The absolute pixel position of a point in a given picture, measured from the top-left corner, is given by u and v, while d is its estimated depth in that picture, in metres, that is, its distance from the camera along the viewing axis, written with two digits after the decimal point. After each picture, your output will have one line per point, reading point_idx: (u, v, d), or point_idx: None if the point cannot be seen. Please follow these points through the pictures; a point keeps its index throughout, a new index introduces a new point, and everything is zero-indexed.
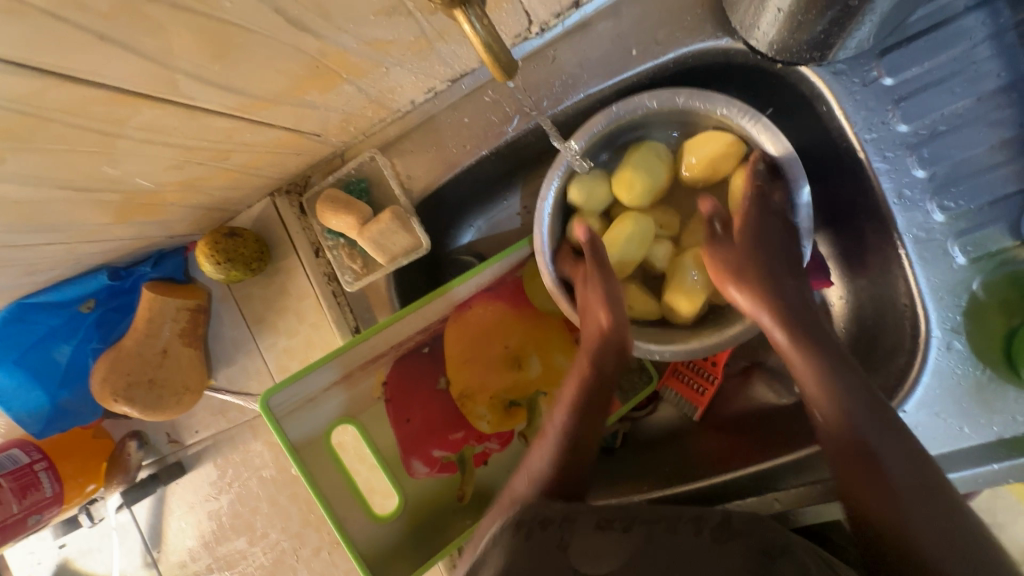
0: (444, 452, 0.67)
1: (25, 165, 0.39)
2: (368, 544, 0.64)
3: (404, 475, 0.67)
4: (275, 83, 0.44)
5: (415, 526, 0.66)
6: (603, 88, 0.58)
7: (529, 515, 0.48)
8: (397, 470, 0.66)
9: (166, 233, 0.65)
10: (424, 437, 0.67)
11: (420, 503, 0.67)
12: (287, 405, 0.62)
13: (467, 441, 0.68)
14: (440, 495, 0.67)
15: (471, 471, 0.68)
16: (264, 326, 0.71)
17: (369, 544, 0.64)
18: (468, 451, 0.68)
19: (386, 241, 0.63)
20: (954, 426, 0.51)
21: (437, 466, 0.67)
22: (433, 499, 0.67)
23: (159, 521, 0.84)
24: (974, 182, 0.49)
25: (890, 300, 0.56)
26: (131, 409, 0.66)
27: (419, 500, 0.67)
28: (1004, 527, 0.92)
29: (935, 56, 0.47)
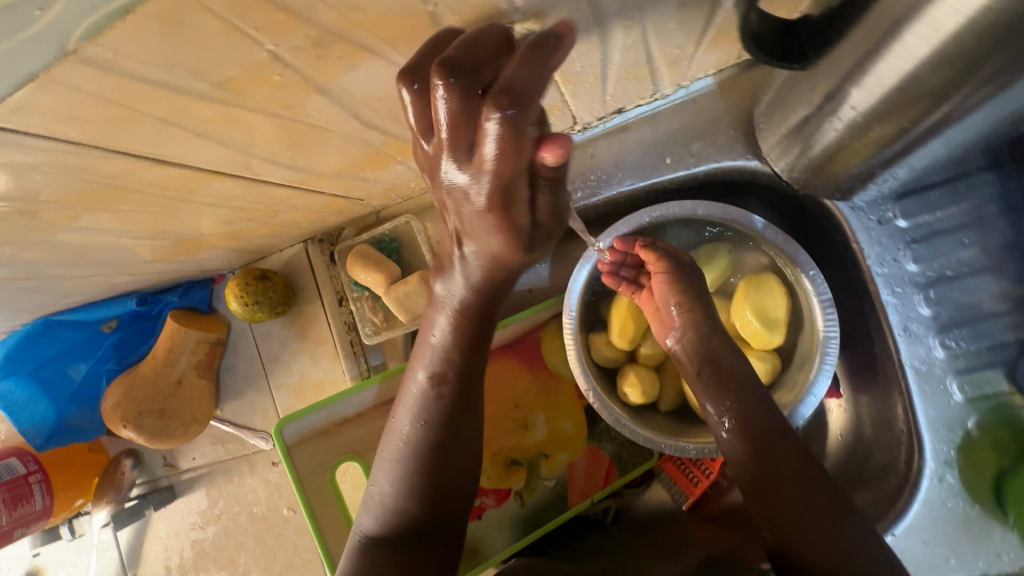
0: None
1: (96, 220, 0.42)
2: None
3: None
4: (336, 163, 0.46)
5: None
6: (635, 186, 0.62)
7: None
8: None
9: (199, 268, 0.67)
10: None
11: None
12: (299, 435, 0.64)
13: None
14: None
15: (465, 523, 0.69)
16: (278, 364, 0.73)
17: None
18: None
19: (410, 302, 0.65)
20: (940, 556, 0.53)
21: None
22: None
23: (141, 543, 0.83)
24: (975, 326, 0.52)
25: None
26: (137, 435, 0.66)
27: None
28: None
29: (947, 206, 0.51)
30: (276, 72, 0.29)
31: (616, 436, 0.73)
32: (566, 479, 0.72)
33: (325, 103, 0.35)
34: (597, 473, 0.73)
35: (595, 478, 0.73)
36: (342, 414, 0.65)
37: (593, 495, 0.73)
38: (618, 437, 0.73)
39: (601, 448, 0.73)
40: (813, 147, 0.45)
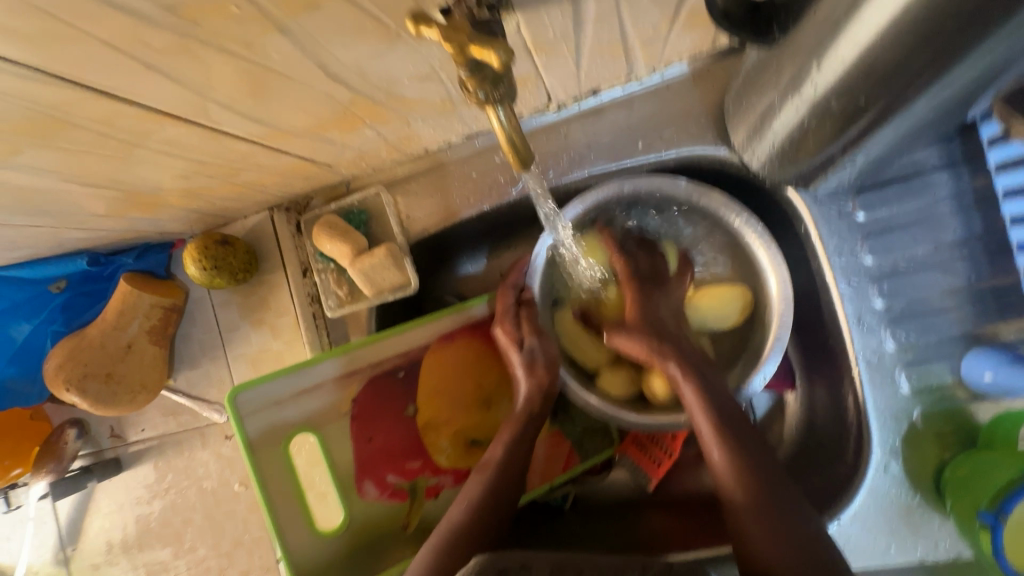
0: (399, 479, 0.66)
1: (38, 160, 0.40)
2: (303, 560, 0.63)
3: (354, 495, 0.65)
4: (301, 119, 0.45)
5: (355, 546, 0.65)
6: (607, 170, 0.62)
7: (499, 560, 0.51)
8: (348, 489, 0.65)
9: (157, 229, 0.64)
10: (381, 461, 0.66)
11: (364, 527, 0.65)
12: (254, 403, 0.62)
13: (423, 472, 0.67)
14: (385, 521, 0.66)
15: (420, 503, 0.66)
16: (236, 334, 0.71)
17: (305, 559, 0.63)
18: (421, 481, 0.67)
19: (375, 275, 0.64)
20: (882, 543, 0.54)
21: (389, 491, 0.66)
22: (378, 524, 0.66)
23: (81, 517, 0.80)
24: (924, 320, 0.53)
25: (837, 412, 0.59)
26: (80, 400, 0.63)
27: (364, 523, 0.65)
28: None
29: (901, 203, 0.52)
30: (233, 2, 0.29)
31: (578, 423, 0.74)
32: (525, 462, 0.71)
33: (286, 47, 0.34)
34: (557, 456, 0.72)
35: (554, 461, 0.72)
36: (299, 384, 0.63)
37: (553, 479, 0.72)
38: (579, 424, 0.74)
39: (563, 431, 0.73)
40: (777, 133, 0.46)
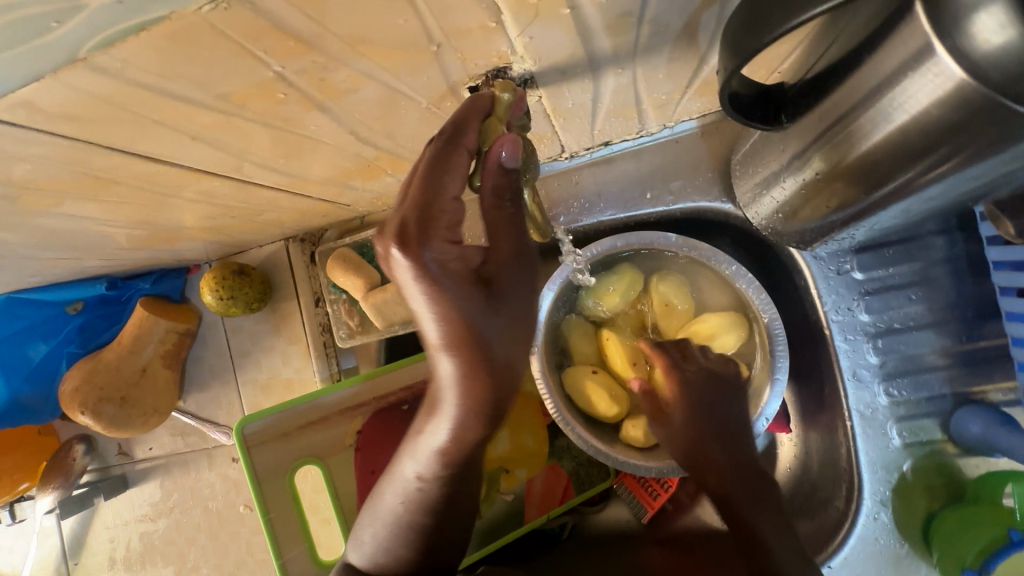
0: None
1: (76, 208, 0.41)
2: None
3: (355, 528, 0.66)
4: (327, 171, 0.47)
5: None
6: (616, 218, 0.64)
7: None
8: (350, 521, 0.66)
9: (176, 258, 0.66)
10: None
11: None
12: (262, 433, 0.64)
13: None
14: None
15: None
16: (247, 359, 0.73)
17: None
18: None
19: (387, 310, 0.66)
20: None
21: None
22: None
23: (85, 531, 0.81)
24: (916, 377, 0.55)
25: None
26: (94, 422, 0.65)
27: None
28: None
29: (897, 265, 0.55)
30: (280, 90, 0.31)
31: (575, 454, 0.75)
32: (523, 494, 0.74)
33: (323, 119, 0.36)
34: (555, 486, 0.74)
35: (552, 493, 0.75)
36: (306, 415, 0.65)
37: (550, 512, 0.74)
38: (576, 455, 0.75)
39: (560, 463, 0.75)
40: (781, 199, 0.48)
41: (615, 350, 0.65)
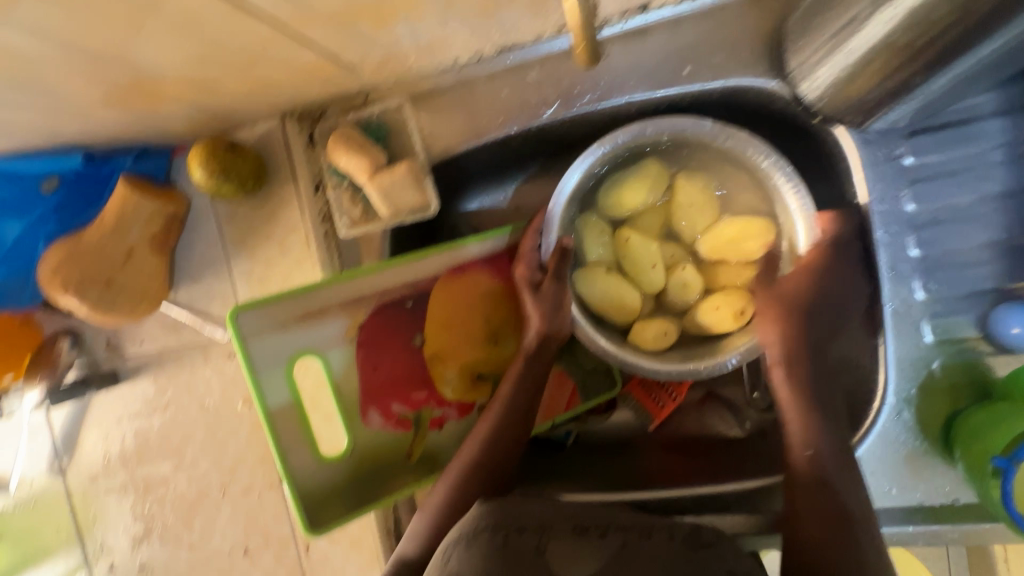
0: (404, 409, 0.66)
1: (37, 16, 0.35)
2: (307, 483, 0.62)
3: (358, 424, 0.64)
4: (333, 2, 0.41)
5: (356, 473, 0.65)
6: (647, 98, 0.58)
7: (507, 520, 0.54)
8: (352, 417, 0.64)
9: (160, 130, 0.60)
10: (386, 390, 0.65)
11: (368, 454, 0.65)
12: (256, 324, 0.60)
13: (428, 403, 0.66)
14: (389, 450, 0.65)
15: (424, 434, 0.66)
16: (242, 250, 0.68)
17: (309, 482, 0.63)
18: (426, 413, 0.66)
19: (394, 195, 0.61)
20: (884, 486, 0.56)
21: (393, 420, 0.65)
22: (381, 452, 0.65)
23: (76, 428, 0.79)
24: (957, 272, 0.52)
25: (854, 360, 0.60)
26: (80, 304, 0.60)
27: (368, 451, 0.65)
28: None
29: (953, 148, 0.50)
30: None
31: (582, 363, 0.73)
32: None
33: None
34: (560, 396, 0.72)
35: (557, 401, 0.73)
36: (304, 307, 0.61)
37: (556, 418, 0.72)
38: (583, 364, 0.73)
39: (568, 370, 0.73)
40: (851, 54, 0.44)
41: (634, 250, 0.60)
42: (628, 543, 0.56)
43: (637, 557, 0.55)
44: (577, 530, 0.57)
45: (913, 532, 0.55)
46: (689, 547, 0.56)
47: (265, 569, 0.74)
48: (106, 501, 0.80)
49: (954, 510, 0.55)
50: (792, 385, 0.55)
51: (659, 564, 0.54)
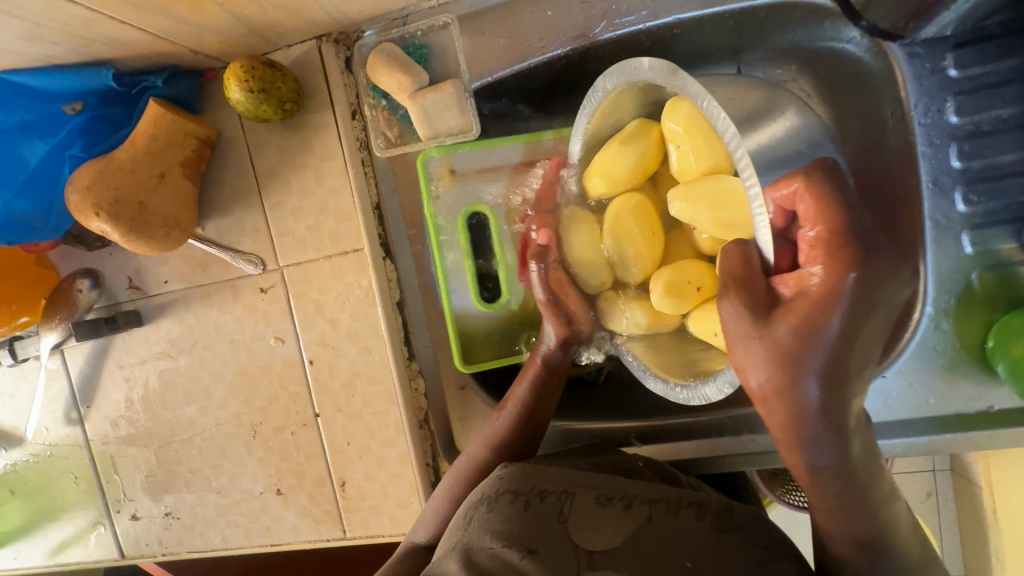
0: None
1: None
2: (466, 319, 0.69)
3: (514, 278, 0.69)
4: None
5: (513, 323, 0.71)
6: (694, 18, 0.59)
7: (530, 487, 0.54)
8: (510, 273, 0.69)
9: (195, 46, 0.58)
10: None
11: (524, 309, 0.71)
12: (439, 172, 0.67)
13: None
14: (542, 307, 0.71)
15: None
16: (275, 180, 0.66)
17: (469, 321, 0.70)
18: None
19: (434, 116, 0.61)
20: (922, 396, 0.58)
21: None
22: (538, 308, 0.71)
23: (94, 375, 0.76)
24: (998, 183, 0.54)
25: None
26: (111, 229, 0.58)
27: (524, 304, 0.70)
28: None
29: (997, 60, 0.52)
30: None
31: None
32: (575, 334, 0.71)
33: None
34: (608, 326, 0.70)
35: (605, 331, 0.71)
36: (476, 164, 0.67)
37: None
38: None
39: None
40: None
41: (621, 220, 0.58)
42: (654, 516, 0.53)
43: (663, 532, 0.51)
44: (600, 500, 0.54)
45: (951, 438, 0.58)
46: (722, 529, 0.52)
47: (299, 510, 0.73)
48: (128, 449, 0.77)
49: (988, 417, 0.57)
50: (777, 423, 0.45)
51: (688, 541, 0.50)
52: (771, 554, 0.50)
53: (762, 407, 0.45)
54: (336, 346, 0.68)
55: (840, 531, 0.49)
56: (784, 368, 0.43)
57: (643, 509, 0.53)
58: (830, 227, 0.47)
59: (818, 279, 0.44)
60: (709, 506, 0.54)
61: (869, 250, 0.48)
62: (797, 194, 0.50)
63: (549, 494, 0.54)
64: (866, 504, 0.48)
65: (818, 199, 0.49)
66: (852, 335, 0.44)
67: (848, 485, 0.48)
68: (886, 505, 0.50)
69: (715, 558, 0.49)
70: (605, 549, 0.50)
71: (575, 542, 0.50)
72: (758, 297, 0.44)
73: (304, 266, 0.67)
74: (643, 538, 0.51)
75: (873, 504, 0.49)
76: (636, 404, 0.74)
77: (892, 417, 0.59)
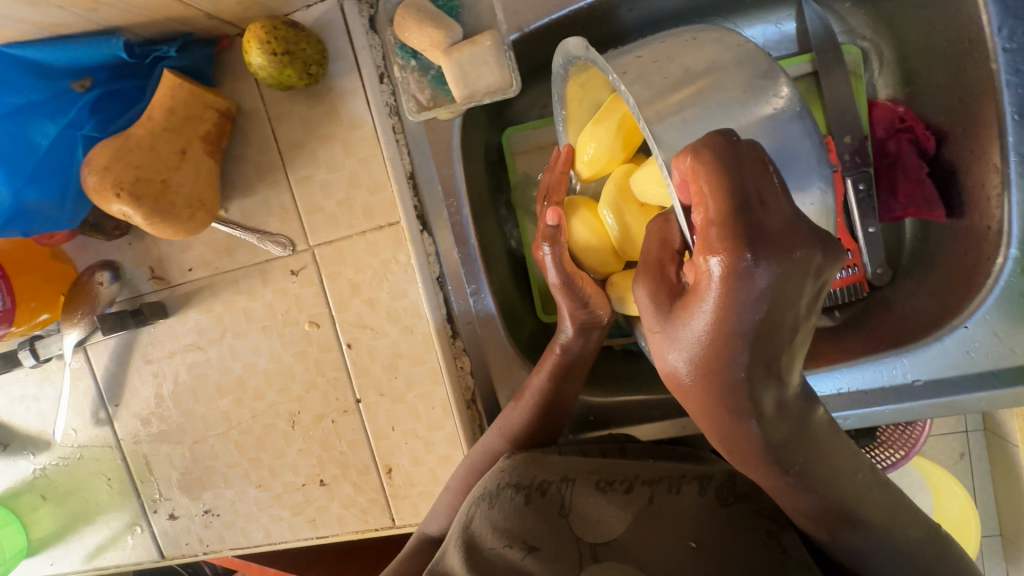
0: None
1: None
2: (545, 275, 0.74)
3: None
4: None
5: None
6: None
7: (529, 480, 0.56)
8: None
9: (210, 9, 0.53)
10: None
11: None
12: (525, 144, 0.72)
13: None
14: None
15: None
16: (300, 153, 0.62)
17: (546, 277, 0.74)
18: None
19: (471, 72, 0.56)
20: (1006, 344, 0.54)
21: None
22: None
23: (121, 371, 0.73)
24: None
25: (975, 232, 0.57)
26: (133, 212, 0.54)
27: None
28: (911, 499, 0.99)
29: None
30: None
31: None
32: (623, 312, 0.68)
33: None
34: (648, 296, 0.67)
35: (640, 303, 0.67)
36: (558, 133, 0.72)
37: None
38: None
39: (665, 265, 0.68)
40: None
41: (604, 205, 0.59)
42: (656, 497, 0.55)
43: (664, 510, 0.54)
44: (600, 486, 0.56)
45: None
46: (724, 501, 0.54)
47: (345, 500, 0.70)
48: (161, 447, 0.74)
49: None
50: (704, 421, 0.38)
51: (689, 520, 0.53)
52: (778, 524, 0.52)
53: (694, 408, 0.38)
54: (374, 327, 0.65)
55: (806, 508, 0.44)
56: (701, 373, 0.35)
57: (644, 492, 0.55)
58: (733, 202, 0.30)
59: (715, 279, 0.31)
60: (711, 479, 0.56)
61: (763, 220, 0.30)
62: (688, 176, 0.33)
63: (549, 485, 0.56)
64: (828, 484, 0.42)
65: (710, 172, 0.31)
66: (760, 343, 0.32)
67: (811, 465, 0.40)
68: (856, 481, 0.44)
69: (720, 538, 0.51)
70: (609, 539, 0.52)
71: (580, 534, 0.53)
72: (674, 288, 0.37)
73: (337, 244, 0.64)
74: (645, 523, 0.53)
75: (832, 473, 0.42)
76: None
77: (975, 369, 0.56)
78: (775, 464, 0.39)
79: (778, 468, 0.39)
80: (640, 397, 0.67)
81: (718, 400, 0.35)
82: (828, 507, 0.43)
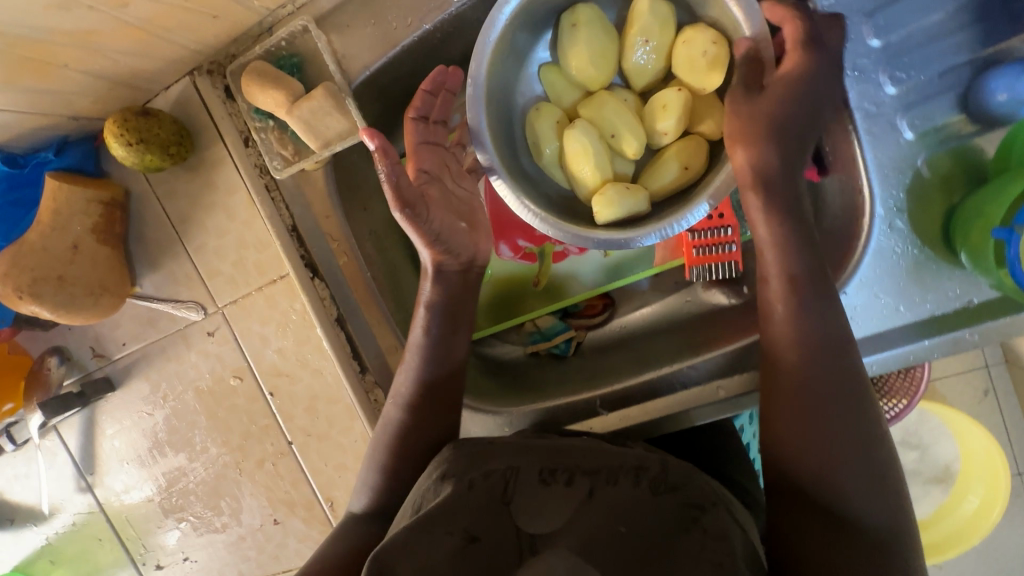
0: (530, 245, 0.74)
1: None
2: None
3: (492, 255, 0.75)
4: None
5: (497, 295, 0.77)
6: None
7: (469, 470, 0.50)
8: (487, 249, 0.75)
9: (69, 112, 0.58)
10: (512, 227, 0.74)
11: (504, 281, 0.76)
12: None
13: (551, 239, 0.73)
14: (519, 278, 0.75)
15: (549, 265, 0.74)
16: (191, 225, 0.66)
17: None
18: (549, 246, 0.73)
19: (318, 123, 0.59)
20: (890, 306, 0.52)
21: (520, 254, 0.75)
22: (516, 279, 0.76)
23: (91, 443, 0.80)
24: (925, 52, 0.48)
25: (849, 194, 0.55)
26: (40, 308, 0.60)
27: (504, 277, 0.76)
28: (927, 446, 0.93)
29: None
30: None
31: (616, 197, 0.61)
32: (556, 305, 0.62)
33: None
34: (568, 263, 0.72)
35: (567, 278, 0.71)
36: None
37: (566, 301, 0.74)
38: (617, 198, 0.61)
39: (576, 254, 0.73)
40: None
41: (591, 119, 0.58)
42: (595, 489, 0.49)
43: (605, 496, 0.48)
44: (544, 478, 0.50)
45: (931, 346, 0.51)
46: (656, 490, 0.50)
47: (299, 534, 0.74)
48: (137, 505, 0.81)
49: (969, 315, 0.51)
50: (785, 310, 0.48)
51: (625, 504, 0.47)
52: (700, 509, 0.48)
53: (771, 254, 0.49)
54: (289, 374, 0.68)
55: (814, 365, 0.46)
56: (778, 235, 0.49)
57: (584, 481, 0.50)
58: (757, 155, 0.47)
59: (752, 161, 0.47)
60: (644, 471, 0.53)
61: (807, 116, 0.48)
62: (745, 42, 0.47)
63: (492, 472, 0.50)
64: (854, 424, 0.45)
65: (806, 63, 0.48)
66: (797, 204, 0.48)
67: (834, 377, 0.46)
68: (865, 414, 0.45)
69: (652, 527, 0.45)
70: (548, 531, 0.44)
71: (518, 523, 0.45)
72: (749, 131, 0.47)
73: (240, 301, 0.67)
74: (592, 508, 0.46)
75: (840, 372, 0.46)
76: (607, 371, 0.70)
77: (864, 335, 0.53)
78: (815, 356, 0.46)
79: (812, 352, 0.46)
80: (550, 402, 0.67)
81: (796, 307, 0.47)
82: (858, 453, 0.44)
